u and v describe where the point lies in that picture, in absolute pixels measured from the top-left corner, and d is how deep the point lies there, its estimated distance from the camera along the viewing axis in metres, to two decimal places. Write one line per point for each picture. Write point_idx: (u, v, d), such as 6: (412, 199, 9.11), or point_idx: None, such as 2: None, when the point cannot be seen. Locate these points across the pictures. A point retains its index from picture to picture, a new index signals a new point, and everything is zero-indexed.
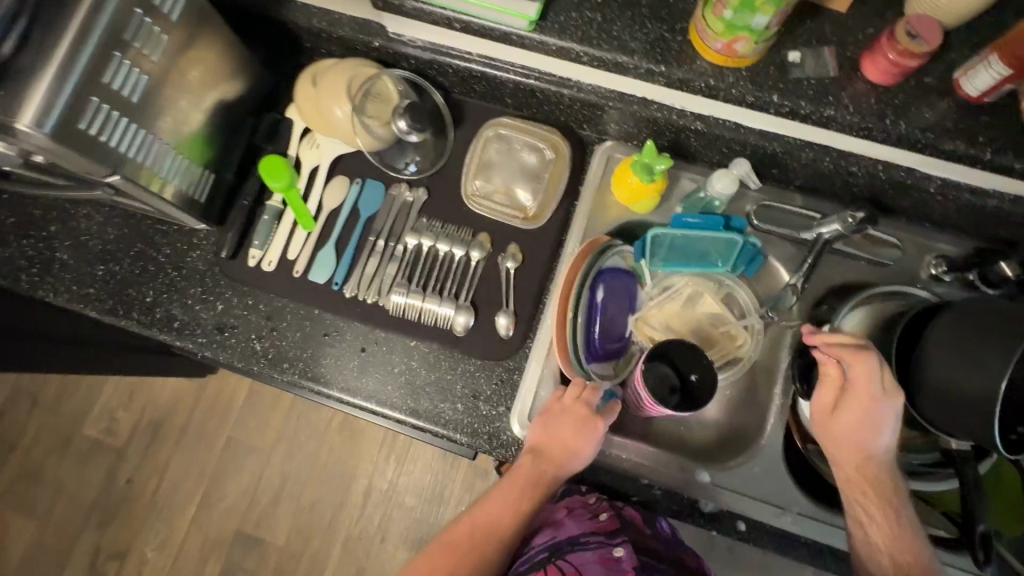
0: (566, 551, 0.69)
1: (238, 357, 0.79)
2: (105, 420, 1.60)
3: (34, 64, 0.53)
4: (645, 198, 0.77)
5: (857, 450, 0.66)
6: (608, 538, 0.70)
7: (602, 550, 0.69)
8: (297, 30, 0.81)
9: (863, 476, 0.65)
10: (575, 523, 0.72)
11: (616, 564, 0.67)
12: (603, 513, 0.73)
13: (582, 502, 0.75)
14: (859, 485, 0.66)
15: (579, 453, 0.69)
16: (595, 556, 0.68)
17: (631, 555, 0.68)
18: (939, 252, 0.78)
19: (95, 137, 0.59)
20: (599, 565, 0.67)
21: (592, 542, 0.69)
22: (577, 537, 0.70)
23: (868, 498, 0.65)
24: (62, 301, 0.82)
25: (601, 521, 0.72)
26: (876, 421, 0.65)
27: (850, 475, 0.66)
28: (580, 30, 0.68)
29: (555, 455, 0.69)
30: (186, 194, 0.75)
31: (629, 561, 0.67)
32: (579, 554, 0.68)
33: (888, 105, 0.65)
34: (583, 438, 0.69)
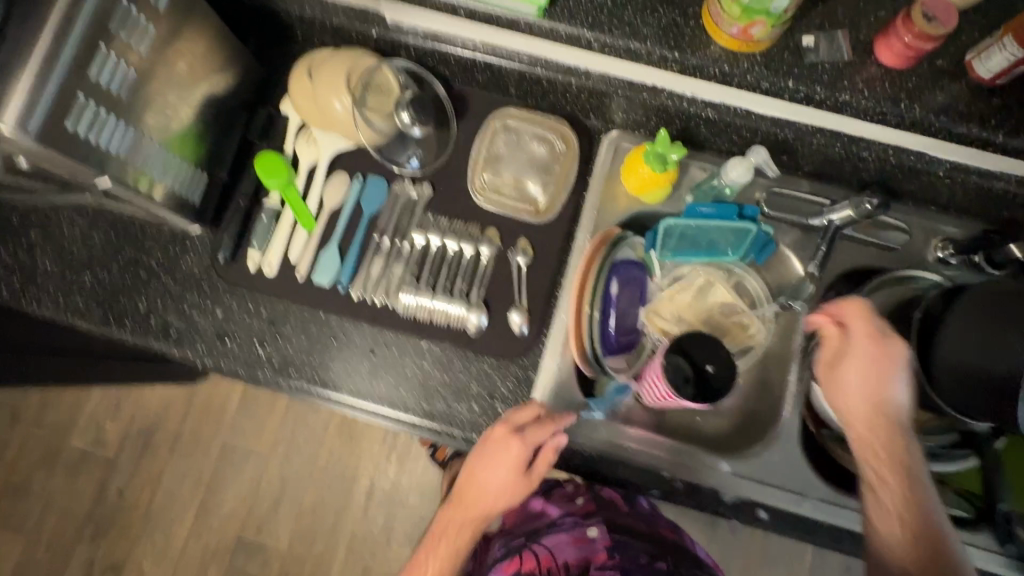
0: (543, 535, 0.82)
1: (242, 364, 0.76)
2: (93, 429, 1.55)
3: (15, 61, 0.49)
4: (657, 188, 0.75)
5: (874, 428, 0.64)
6: (584, 520, 0.82)
7: (575, 531, 0.81)
8: (289, 19, 0.77)
9: (882, 457, 0.63)
10: (554, 507, 0.86)
11: (589, 543, 0.79)
12: (580, 498, 0.86)
13: (562, 491, 0.88)
14: (875, 463, 0.63)
15: (509, 479, 0.69)
16: (570, 537, 0.80)
17: (603, 534, 0.80)
18: (945, 235, 0.78)
19: (84, 137, 0.55)
20: (572, 545, 0.79)
21: (568, 524, 0.82)
22: (555, 521, 0.83)
23: (883, 478, 0.62)
24: (45, 312, 0.77)
25: (579, 504, 0.85)
26: (893, 392, 0.64)
27: (868, 454, 0.64)
28: (590, 16, 0.66)
29: (487, 483, 0.69)
30: (176, 193, 0.71)
31: (600, 540, 0.79)
32: (554, 536, 0.81)
33: (902, 89, 0.64)
34: (510, 463, 0.67)
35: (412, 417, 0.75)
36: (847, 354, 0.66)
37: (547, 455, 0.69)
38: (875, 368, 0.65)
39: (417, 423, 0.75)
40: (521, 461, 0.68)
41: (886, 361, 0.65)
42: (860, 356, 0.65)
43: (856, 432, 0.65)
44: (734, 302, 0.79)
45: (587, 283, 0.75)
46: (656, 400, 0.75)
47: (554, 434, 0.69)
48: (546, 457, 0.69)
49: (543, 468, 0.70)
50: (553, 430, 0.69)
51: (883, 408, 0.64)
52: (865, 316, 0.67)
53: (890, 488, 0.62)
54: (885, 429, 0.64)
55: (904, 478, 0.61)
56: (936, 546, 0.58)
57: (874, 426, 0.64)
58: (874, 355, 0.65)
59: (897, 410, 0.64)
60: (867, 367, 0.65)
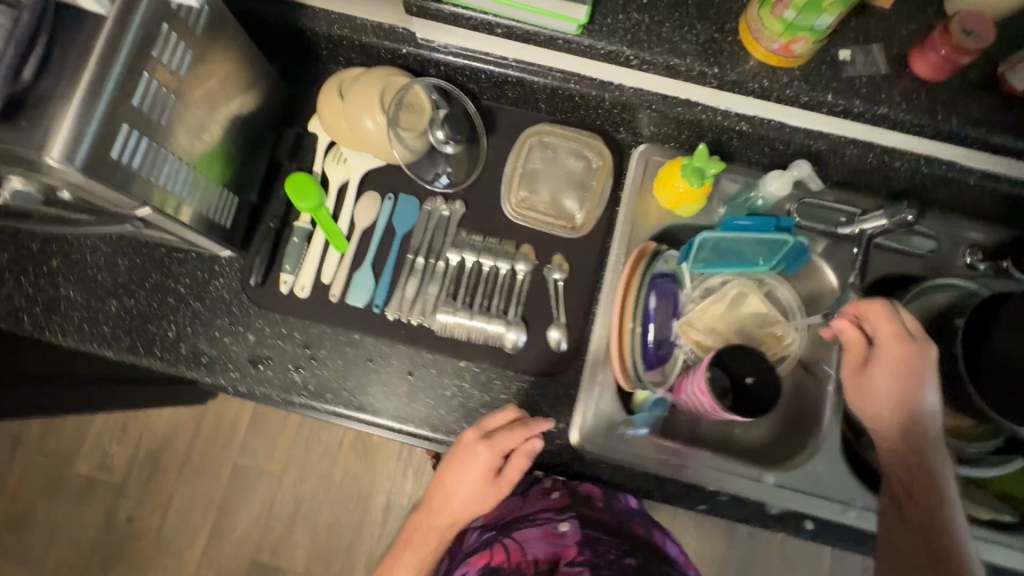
0: (516, 528, 0.77)
1: (277, 390, 0.75)
2: (99, 454, 1.51)
3: (58, 91, 0.47)
4: (692, 201, 0.76)
5: (903, 436, 0.65)
6: (556, 514, 0.77)
7: (548, 526, 0.76)
8: (317, 38, 0.77)
9: (907, 463, 0.64)
10: (530, 506, 0.79)
11: (561, 538, 0.74)
12: (556, 493, 0.80)
13: (537, 484, 0.81)
14: (898, 469, 0.65)
15: (477, 488, 0.70)
16: (541, 531, 0.75)
17: (575, 529, 0.75)
18: (974, 241, 0.79)
19: (126, 166, 0.53)
20: (543, 539, 0.75)
21: (540, 518, 0.77)
22: (528, 514, 0.78)
23: (903, 484, 0.63)
24: (73, 343, 0.75)
25: (553, 499, 0.79)
26: (918, 400, 0.65)
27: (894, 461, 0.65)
28: (629, 33, 0.66)
29: (456, 493, 0.71)
30: (206, 216, 0.69)
31: (573, 536, 0.74)
32: (527, 530, 0.76)
33: (938, 100, 0.65)
34: (481, 472, 0.69)
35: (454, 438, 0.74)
36: (881, 361, 0.68)
37: (519, 460, 0.69)
38: (908, 377, 0.66)
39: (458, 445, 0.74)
40: (491, 468, 0.69)
41: (921, 373, 0.66)
42: (894, 366, 0.67)
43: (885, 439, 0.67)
44: (768, 312, 0.81)
45: (626, 302, 0.75)
46: (697, 411, 0.75)
47: (528, 438, 0.69)
48: (519, 462, 0.69)
49: (514, 474, 0.70)
50: (524, 436, 0.68)
51: (916, 418, 0.65)
52: (899, 324, 0.68)
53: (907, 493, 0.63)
54: (914, 439, 0.64)
55: (924, 486, 0.62)
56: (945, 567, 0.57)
57: (903, 432, 0.65)
58: (907, 366, 0.66)
59: (930, 422, 0.65)
60: (900, 377, 0.66)
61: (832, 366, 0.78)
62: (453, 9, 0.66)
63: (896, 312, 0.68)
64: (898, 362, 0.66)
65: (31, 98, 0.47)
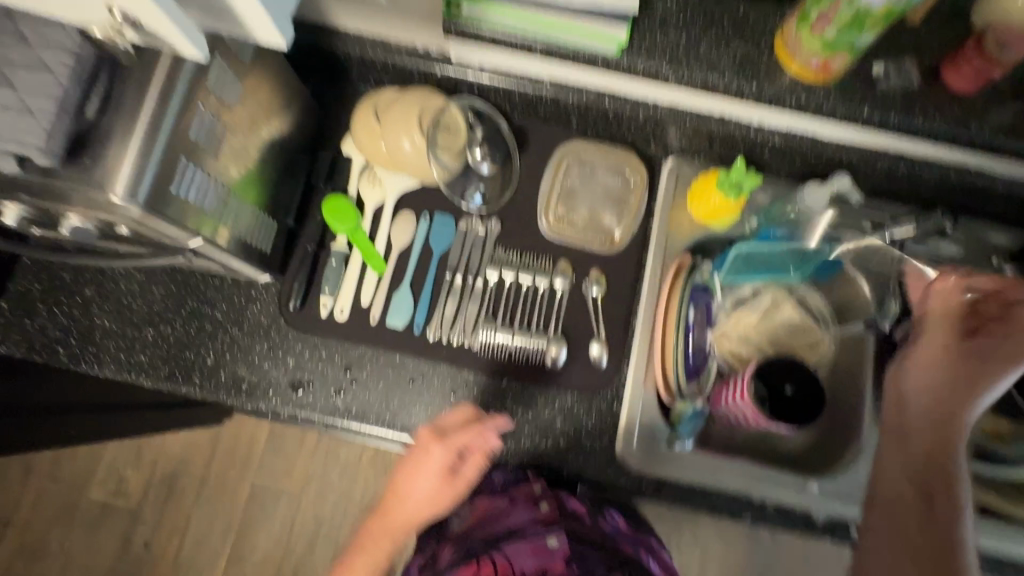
0: (503, 540, 0.67)
1: (320, 414, 0.74)
2: (113, 480, 1.45)
3: (122, 126, 0.47)
4: (727, 214, 0.77)
5: (936, 427, 0.54)
6: (545, 527, 0.68)
7: (536, 540, 0.67)
8: (351, 61, 0.77)
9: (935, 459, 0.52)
10: (515, 512, 0.70)
11: (549, 554, 0.66)
12: (546, 503, 0.71)
13: (524, 488, 0.73)
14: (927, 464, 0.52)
15: (434, 487, 0.70)
16: (528, 547, 0.66)
17: (565, 545, 0.67)
18: (1000, 246, 0.81)
19: (186, 200, 0.53)
20: (531, 555, 0.65)
21: (529, 531, 0.68)
22: (516, 527, 0.68)
23: (914, 481, 0.51)
24: (110, 373, 0.74)
25: (542, 511, 0.70)
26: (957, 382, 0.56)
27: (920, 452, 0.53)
28: (667, 51, 0.67)
29: (412, 494, 0.70)
30: (242, 239, 0.66)
31: (562, 552, 0.66)
32: (515, 545, 0.66)
33: (969, 111, 0.67)
34: (437, 471, 0.69)
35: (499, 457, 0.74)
36: (939, 345, 0.59)
37: (477, 456, 0.69)
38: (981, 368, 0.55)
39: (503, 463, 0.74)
40: (447, 467, 0.69)
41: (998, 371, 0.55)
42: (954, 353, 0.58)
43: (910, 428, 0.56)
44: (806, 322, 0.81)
45: (671, 306, 0.77)
46: (737, 421, 0.77)
47: (483, 435, 0.68)
48: (477, 459, 0.69)
49: (471, 471, 0.70)
50: (480, 432, 0.68)
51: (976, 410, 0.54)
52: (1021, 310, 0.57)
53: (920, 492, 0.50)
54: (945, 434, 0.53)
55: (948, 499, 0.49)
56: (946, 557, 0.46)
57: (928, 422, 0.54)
58: (975, 356, 0.56)
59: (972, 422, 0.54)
60: (966, 366, 0.56)
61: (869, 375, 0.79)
62: (492, 32, 0.69)
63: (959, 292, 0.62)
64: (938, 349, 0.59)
65: (94, 134, 0.47)
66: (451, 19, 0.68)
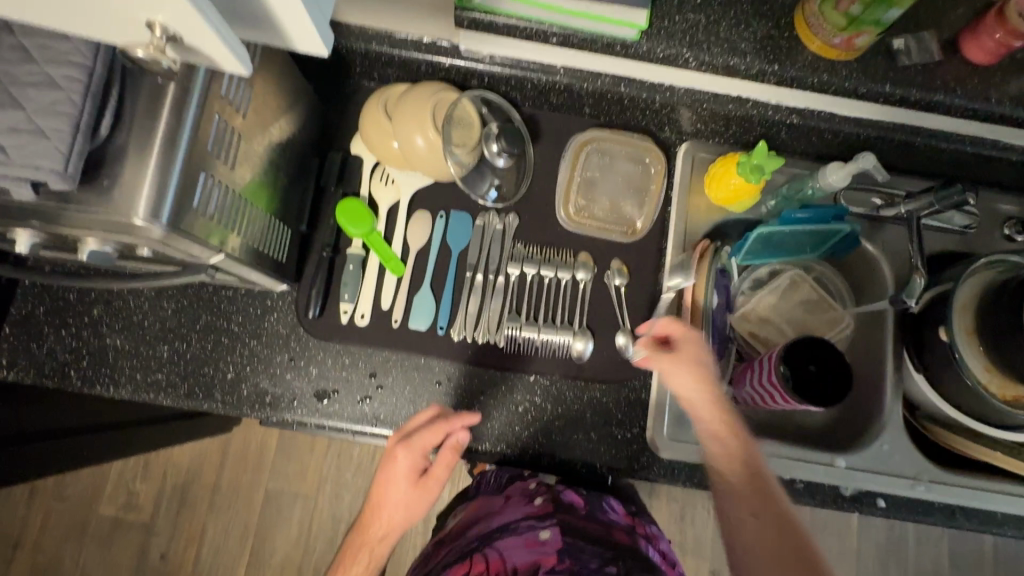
0: (495, 536, 0.70)
1: (347, 422, 0.72)
2: (122, 494, 1.40)
3: (138, 142, 0.44)
4: (746, 197, 0.75)
5: (753, 479, 0.58)
6: (539, 521, 0.69)
7: (529, 535, 0.69)
8: (356, 56, 0.74)
9: (771, 510, 0.57)
10: (510, 509, 0.72)
11: (542, 546, 0.67)
12: (539, 497, 0.72)
13: (520, 487, 0.74)
14: (760, 518, 0.57)
15: (409, 493, 0.69)
16: (522, 541, 0.68)
17: (557, 536, 0.68)
18: (1013, 215, 0.82)
19: (205, 213, 0.51)
20: (524, 548, 0.67)
21: (522, 526, 0.69)
22: (509, 523, 0.70)
23: (747, 510, 0.57)
24: (126, 394, 0.72)
25: (536, 504, 0.71)
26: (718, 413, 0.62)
27: (749, 513, 0.57)
28: (687, 35, 0.65)
29: (386, 499, 0.70)
30: (255, 246, 0.63)
31: (554, 544, 0.67)
32: (507, 540, 0.69)
33: (990, 82, 0.67)
34: (405, 474, 0.68)
35: (532, 454, 0.73)
36: (705, 404, 0.62)
37: (447, 454, 0.67)
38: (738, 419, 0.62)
39: (535, 459, 0.74)
40: (415, 469, 0.68)
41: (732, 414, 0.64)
42: (712, 419, 0.61)
43: (731, 483, 0.59)
44: (821, 296, 0.83)
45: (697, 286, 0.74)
46: (759, 404, 0.77)
47: (451, 432, 0.67)
48: (446, 457, 0.67)
49: (442, 470, 0.69)
50: (446, 431, 0.67)
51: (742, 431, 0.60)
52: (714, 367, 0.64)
53: (786, 554, 0.55)
54: (764, 481, 0.58)
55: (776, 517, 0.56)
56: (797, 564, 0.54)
57: (744, 488, 0.58)
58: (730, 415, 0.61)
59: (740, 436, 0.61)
60: (732, 425, 0.61)
61: (889, 351, 0.80)
62: (506, 20, 0.65)
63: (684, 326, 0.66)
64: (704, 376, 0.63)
65: (110, 154, 0.44)
66: (463, 10, 0.64)
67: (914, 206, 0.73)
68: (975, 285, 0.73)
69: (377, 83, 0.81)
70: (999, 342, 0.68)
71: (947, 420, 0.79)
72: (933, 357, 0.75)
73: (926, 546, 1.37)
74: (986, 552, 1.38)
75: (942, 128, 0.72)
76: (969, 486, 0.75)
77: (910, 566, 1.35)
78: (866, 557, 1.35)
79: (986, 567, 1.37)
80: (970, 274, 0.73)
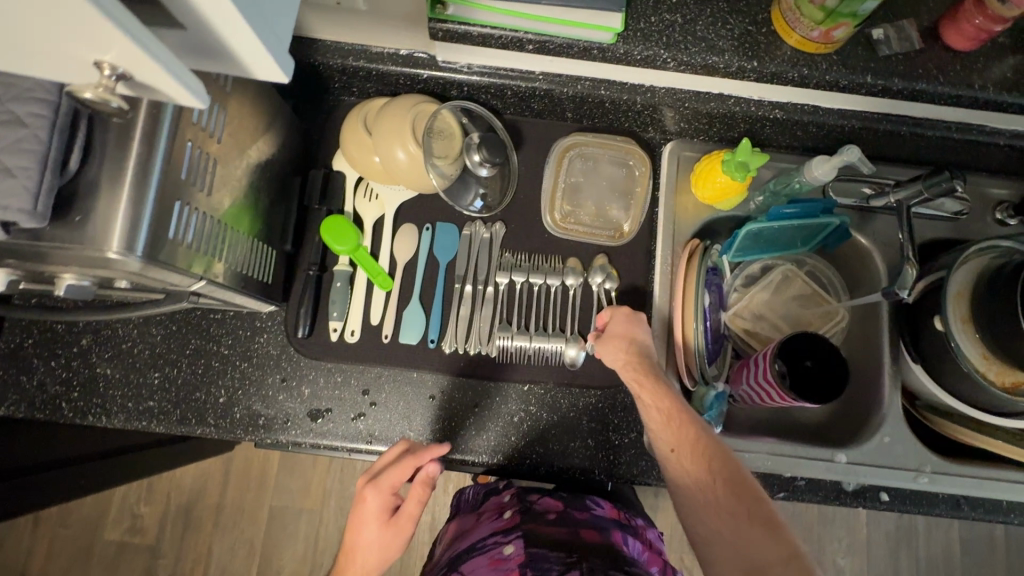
0: (466, 556, 0.70)
1: (342, 441, 0.72)
2: (126, 519, 1.39)
3: (109, 175, 0.44)
4: (732, 193, 0.74)
5: (670, 420, 0.61)
6: (504, 536, 0.69)
7: (493, 551, 0.67)
8: (334, 73, 0.74)
9: (689, 445, 0.59)
10: (482, 527, 0.73)
11: (504, 560, 0.65)
12: (508, 512, 0.73)
13: (495, 507, 0.76)
14: (682, 454, 0.60)
15: (380, 536, 0.65)
16: (486, 559, 0.67)
17: (518, 547, 0.66)
18: (1005, 199, 0.81)
19: (183, 240, 0.50)
20: (487, 567, 0.66)
21: (489, 543, 0.69)
22: (479, 541, 0.71)
23: (702, 484, 0.57)
24: (119, 423, 0.72)
25: (505, 519, 0.72)
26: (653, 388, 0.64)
27: (671, 451, 0.61)
28: (663, 35, 0.64)
29: (356, 547, 0.65)
30: (240, 271, 0.63)
31: (514, 556, 0.65)
32: (474, 559, 0.68)
33: (973, 67, 0.66)
34: (375, 516, 0.66)
35: (530, 464, 0.72)
36: (637, 381, 0.65)
37: (417, 491, 0.65)
38: (657, 369, 0.66)
39: (534, 470, 0.73)
40: (386, 509, 0.66)
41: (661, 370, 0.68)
42: (630, 374, 0.66)
43: (654, 428, 0.63)
44: (812, 290, 0.83)
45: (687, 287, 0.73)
46: (756, 402, 0.76)
47: (420, 466, 0.66)
48: (418, 493, 0.65)
49: (413, 507, 0.65)
50: (415, 465, 0.66)
51: (674, 403, 0.62)
52: (637, 328, 0.70)
53: (743, 523, 0.54)
54: (681, 420, 0.61)
55: (730, 486, 0.56)
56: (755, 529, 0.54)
57: (693, 460, 0.59)
58: (647, 366, 0.66)
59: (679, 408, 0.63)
60: (650, 376, 0.65)
61: (886, 341, 0.79)
62: (481, 29, 0.63)
63: (619, 313, 0.71)
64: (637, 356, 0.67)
65: (81, 188, 0.43)
66: (437, 20, 0.62)
67: (905, 195, 0.71)
68: (970, 272, 0.72)
69: (357, 97, 0.81)
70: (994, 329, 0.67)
71: (947, 410, 0.78)
72: (929, 347, 0.74)
73: (936, 532, 1.36)
74: (997, 538, 1.37)
75: (924, 116, 0.71)
76: (974, 476, 0.75)
77: (920, 553, 1.35)
78: (876, 547, 1.34)
79: (998, 552, 1.36)
80: (963, 261, 0.72)
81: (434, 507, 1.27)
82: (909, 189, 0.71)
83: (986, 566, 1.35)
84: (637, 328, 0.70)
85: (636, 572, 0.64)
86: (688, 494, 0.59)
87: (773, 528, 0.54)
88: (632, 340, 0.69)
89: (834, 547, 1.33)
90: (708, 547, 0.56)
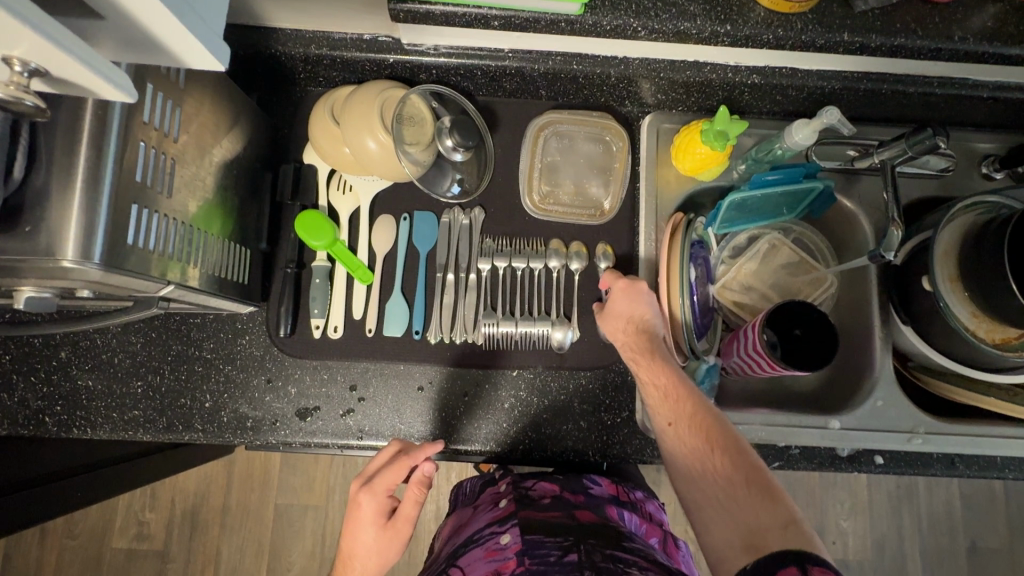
0: (465, 546, 0.69)
1: (332, 438, 0.71)
2: (132, 527, 1.39)
3: (58, 184, 0.42)
4: (715, 164, 0.72)
5: (666, 395, 0.62)
6: (500, 527, 0.68)
7: (490, 543, 0.66)
8: (298, 62, 0.72)
9: (685, 417, 0.60)
10: (479, 518, 0.73)
11: (501, 551, 0.64)
12: (504, 500, 0.73)
13: (491, 498, 0.76)
14: (677, 426, 0.61)
15: (374, 540, 0.65)
16: (483, 551, 0.66)
17: (516, 537, 0.64)
18: (989, 154, 0.80)
19: (145, 245, 0.48)
20: (485, 559, 0.64)
21: (485, 534, 0.68)
22: (476, 533, 0.70)
23: (698, 455, 0.58)
24: (105, 435, 0.71)
25: (502, 507, 0.72)
26: (654, 365, 0.65)
27: (668, 424, 0.62)
28: (631, 3, 0.62)
29: (355, 554, 0.65)
30: (215, 276, 0.61)
31: (512, 546, 0.63)
32: (472, 551, 0.67)
33: (952, 19, 0.63)
34: (371, 520, 0.65)
35: (523, 449, 0.72)
36: (639, 357, 0.66)
37: (413, 490, 0.64)
38: (659, 347, 0.66)
39: (529, 455, 0.72)
40: (381, 512, 0.66)
41: (665, 346, 0.69)
42: (629, 353, 0.67)
43: (653, 405, 0.64)
44: (801, 257, 0.82)
45: (671, 263, 0.70)
46: (749, 373, 0.75)
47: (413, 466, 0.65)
48: (413, 494, 0.64)
49: (410, 508, 0.65)
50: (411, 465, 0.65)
51: (671, 376, 0.63)
52: (641, 304, 0.69)
53: (738, 490, 0.54)
54: (678, 395, 0.62)
55: (727, 454, 0.57)
56: (749, 496, 0.54)
57: (692, 431, 0.59)
58: (645, 343, 0.66)
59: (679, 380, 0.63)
60: (648, 353, 0.66)
61: (875, 306, 0.78)
62: (443, 8, 0.60)
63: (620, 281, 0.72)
64: (636, 331, 0.68)
65: (28, 198, 0.42)
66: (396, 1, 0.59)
67: (888, 154, 0.70)
68: (956, 231, 0.70)
69: (324, 87, 0.79)
70: (981, 287, 0.66)
71: (939, 370, 0.78)
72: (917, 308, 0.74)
73: (937, 491, 1.37)
74: (997, 494, 1.38)
75: (904, 72, 0.70)
76: (969, 435, 0.74)
77: (922, 512, 1.36)
78: (878, 507, 1.35)
79: (999, 507, 1.38)
80: (948, 223, 0.71)
81: (438, 496, 1.27)
82: (893, 148, 0.69)
83: (986, 521, 1.37)
84: (639, 300, 0.69)
85: (633, 545, 0.64)
86: (685, 464, 0.59)
87: (772, 496, 0.53)
88: (633, 316, 0.69)
89: (837, 511, 1.34)
90: (702, 517, 0.56)
